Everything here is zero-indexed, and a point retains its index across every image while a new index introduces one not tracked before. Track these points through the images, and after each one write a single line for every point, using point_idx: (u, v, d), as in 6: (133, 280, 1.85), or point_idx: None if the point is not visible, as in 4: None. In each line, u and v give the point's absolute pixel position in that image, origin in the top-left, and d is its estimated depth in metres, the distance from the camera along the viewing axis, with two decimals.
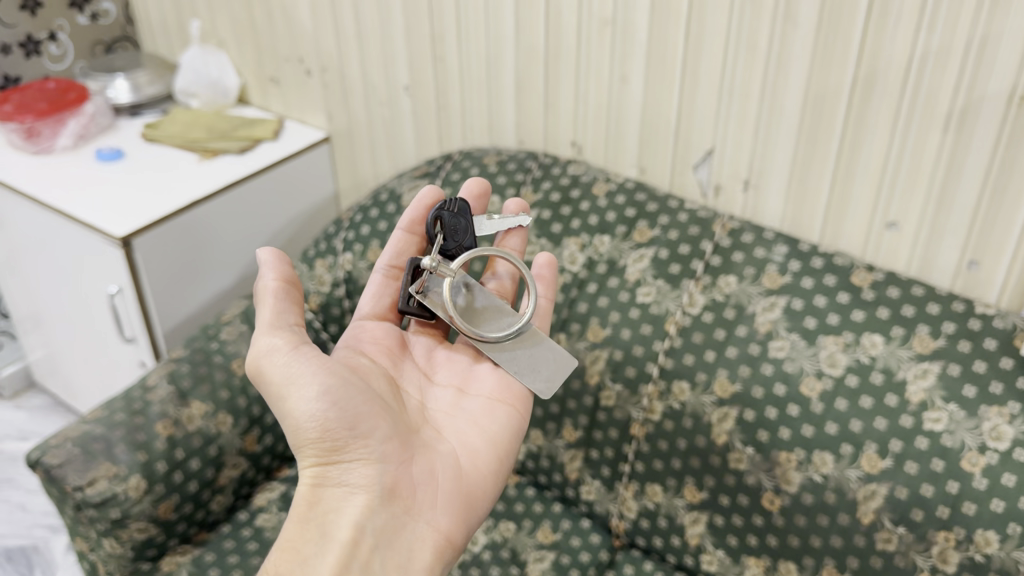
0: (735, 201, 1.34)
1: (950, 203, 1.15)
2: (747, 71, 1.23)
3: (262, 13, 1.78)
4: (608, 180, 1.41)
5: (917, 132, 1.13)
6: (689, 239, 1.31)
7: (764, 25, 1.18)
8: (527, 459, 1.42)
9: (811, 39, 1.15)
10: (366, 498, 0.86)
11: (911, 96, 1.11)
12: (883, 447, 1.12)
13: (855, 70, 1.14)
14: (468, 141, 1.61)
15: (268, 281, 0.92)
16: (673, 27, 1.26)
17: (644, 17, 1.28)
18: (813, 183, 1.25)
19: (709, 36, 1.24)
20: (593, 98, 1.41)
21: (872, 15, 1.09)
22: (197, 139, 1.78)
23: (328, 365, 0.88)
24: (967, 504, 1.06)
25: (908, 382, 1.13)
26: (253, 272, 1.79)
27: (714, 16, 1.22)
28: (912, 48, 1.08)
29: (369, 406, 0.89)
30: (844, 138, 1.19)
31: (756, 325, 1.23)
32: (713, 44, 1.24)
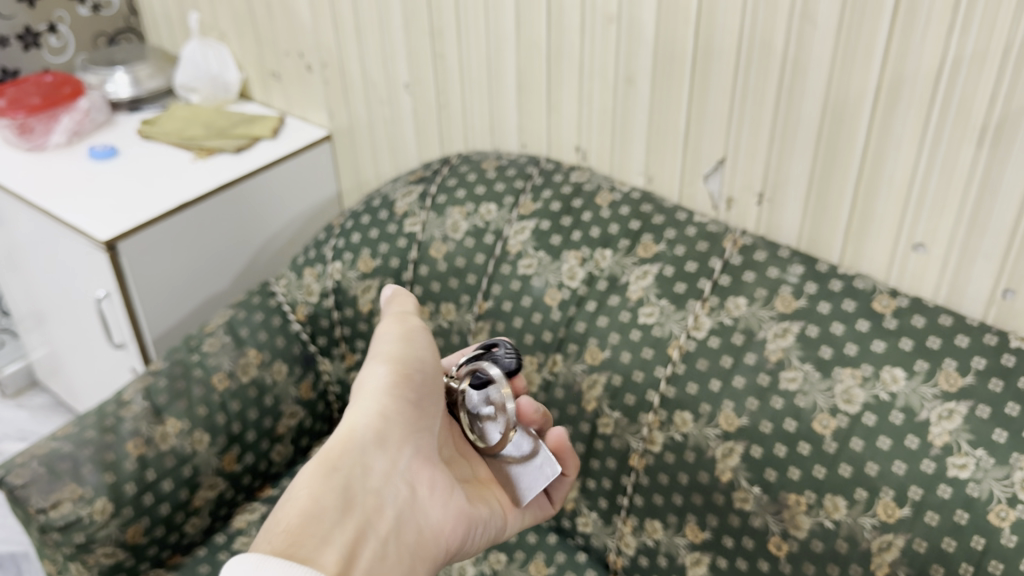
0: (748, 215, 1.23)
1: (984, 224, 1.03)
2: (761, 73, 1.12)
3: (261, 6, 1.70)
4: (613, 190, 1.32)
5: (948, 146, 1.01)
6: (696, 256, 1.21)
7: (778, 24, 1.08)
8: None
9: (831, 39, 1.04)
10: (392, 477, 0.78)
11: (944, 107, 1.00)
12: (901, 494, 1.02)
13: (881, 74, 1.03)
14: (470, 144, 1.53)
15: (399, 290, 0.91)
16: (683, 25, 1.16)
17: (651, 14, 1.18)
18: (833, 198, 1.14)
19: (720, 33, 1.13)
20: (597, 102, 1.31)
21: (899, 14, 0.98)
22: (194, 137, 1.71)
23: (435, 353, 0.87)
24: (993, 563, 0.95)
25: (931, 423, 1.02)
26: (251, 273, 1.73)
27: (725, 14, 1.11)
28: (947, 52, 0.97)
29: (430, 398, 0.85)
30: (867, 151, 1.08)
31: (767, 353, 1.13)
32: (724, 42, 1.13)
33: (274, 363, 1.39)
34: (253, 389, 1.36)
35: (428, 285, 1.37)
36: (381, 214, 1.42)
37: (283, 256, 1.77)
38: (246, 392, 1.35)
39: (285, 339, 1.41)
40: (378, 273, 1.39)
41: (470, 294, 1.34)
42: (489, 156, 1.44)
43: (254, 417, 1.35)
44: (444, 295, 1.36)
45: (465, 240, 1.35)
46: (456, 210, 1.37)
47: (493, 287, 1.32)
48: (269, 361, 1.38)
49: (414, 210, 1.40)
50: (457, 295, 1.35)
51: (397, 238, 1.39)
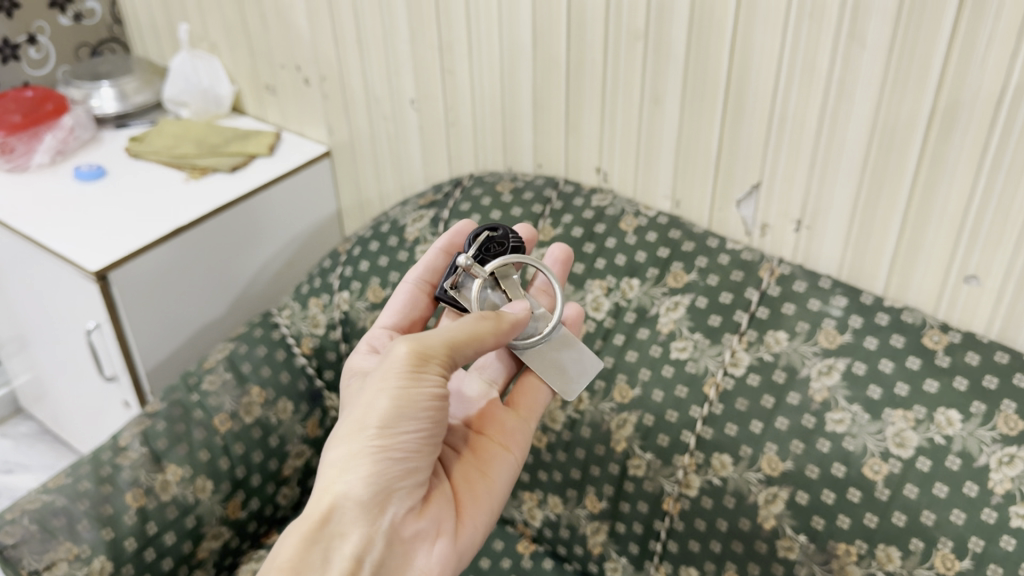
0: (785, 242, 1.16)
1: None
2: (803, 95, 1.05)
3: (255, 16, 1.62)
4: (638, 215, 1.25)
5: (1008, 176, 0.95)
6: (731, 287, 1.15)
7: (822, 45, 1.01)
8: (544, 527, 1.26)
9: (881, 62, 0.98)
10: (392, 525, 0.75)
11: (1004, 135, 0.93)
12: (960, 545, 0.96)
13: (935, 98, 0.96)
14: (481, 164, 1.45)
15: (406, 283, 0.97)
16: (717, 44, 1.09)
17: (681, 32, 1.11)
18: (877, 226, 1.07)
19: (758, 52, 1.06)
20: (620, 121, 1.24)
21: (958, 37, 0.91)
22: (185, 155, 1.62)
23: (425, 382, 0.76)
24: None
25: (991, 468, 0.96)
26: (247, 298, 1.64)
27: (763, 33, 1.04)
28: (1011, 78, 0.90)
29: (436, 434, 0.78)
30: (916, 178, 1.01)
31: (811, 393, 1.06)
32: (763, 62, 1.06)
33: (278, 401, 1.30)
34: (257, 430, 1.27)
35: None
36: (391, 240, 1.34)
37: (281, 279, 1.69)
38: (250, 433, 1.27)
39: (289, 374, 1.33)
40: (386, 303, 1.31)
41: None
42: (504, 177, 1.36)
43: (259, 459, 1.27)
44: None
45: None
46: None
47: None
48: (274, 399, 1.30)
49: (425, 236, 1.32)
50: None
51: (407, 266, 1.31)
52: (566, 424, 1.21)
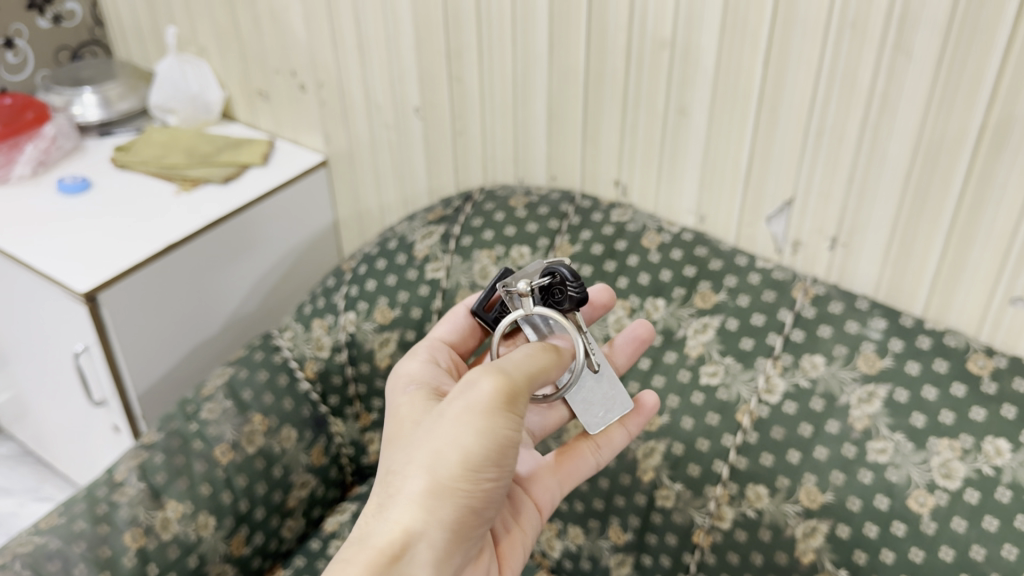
0: (819, 260, 1.11)
1: None
2: (842, 108, 1.00)
3: (247, 19, 1.54)
4: (661, 230, 1.20)
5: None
6: (763, 308, 1.10)
7: (863, 57, 0.96)
8: (564, 559, 1.20)
9: (929, 76, 0.93)
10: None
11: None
12: None
13: (986, 115, 0.91)
14: (490, 176, 1.40)
15: (412, 363, 0.85)
16: (749, 55, 1.03)
17: (711, 42, 1.05)
18: (917, 245, 1.03)
19: (794, 64, 1.01)
20: (642, 133, 1.19)
21: (1014, 51, 0.87)
22: (175, 166, 1.54)
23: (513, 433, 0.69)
24: None
25: None
26: (242, 314, 1.57)
27: (799, 45, 0.99)
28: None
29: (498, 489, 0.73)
30: (963, 196, 0.97)
31: (851, 421, 1.01)
32: (800, 74, 1.01)
33: (281, 429, 1.23)
34: (260, 460, 1.20)
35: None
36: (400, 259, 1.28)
37: (277, 294, 1.62)
38: (253, 464, 1.20)
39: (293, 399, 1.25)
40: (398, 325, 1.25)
41: None
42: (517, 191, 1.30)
43: (263, 491, 1.20)
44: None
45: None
46: (484, 254, 1.24)
47: None
48: (277, 426, 1.23)
49: (436, 254, 1.26)
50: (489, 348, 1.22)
51: (418, 285, 1.26)
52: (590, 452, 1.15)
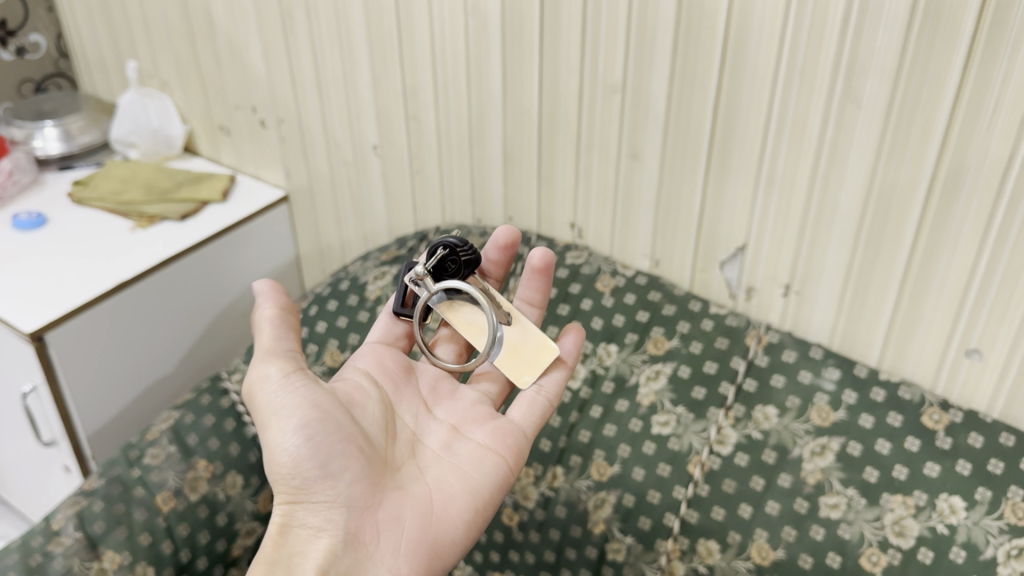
0: (772, 307, 1.09)
1: None
2: (792, 155, 0.98)
3: (208, 54, 1.52)
4: (615, 273, 1.18)
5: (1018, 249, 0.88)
6: (716, 356, 1.07)
7: (813, 102, 0.94)
8: None
9: (877, 124, 0.91)
10: (330, 541, 0.77)
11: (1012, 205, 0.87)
12: None
13: (936, 165, 0.89)
14: (448, 217, 1.38)
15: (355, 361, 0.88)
16: (699, 101, 1.02)
17: (663, 86, 1.04)
18: (871, 294, 1.00)
19: (744, 109, 0.99)
20: (596, 175, 1.17)
21: (963, 102, 0.85)
22: (132, 201, 1.52)
23: (310, 395, 0.79)
24: None
25: (998, 563, 0.88)
26: (202, 349, 1.54)
27: (749, 90, 0.98)
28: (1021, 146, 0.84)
29: (345, 444, 0.78)
30: (916, 246, 0.94)
31: (803, 475, 0.98)
32: (749, 119, 0.99)
33: (227, 475, 1.20)
34: (204, 509, 1.17)
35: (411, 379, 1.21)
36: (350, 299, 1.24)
37: (238, 330, 1.59)
38: (195, 512, 1.16)
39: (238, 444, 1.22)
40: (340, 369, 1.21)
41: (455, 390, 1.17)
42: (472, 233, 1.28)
43: (205, 540, 1.17)
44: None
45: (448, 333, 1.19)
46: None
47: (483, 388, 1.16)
48: (222, 472, 1.20)
49: (388, 296, 1.23)
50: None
51: (369, 327, 1.22)
52: (540, 502, 1.09)
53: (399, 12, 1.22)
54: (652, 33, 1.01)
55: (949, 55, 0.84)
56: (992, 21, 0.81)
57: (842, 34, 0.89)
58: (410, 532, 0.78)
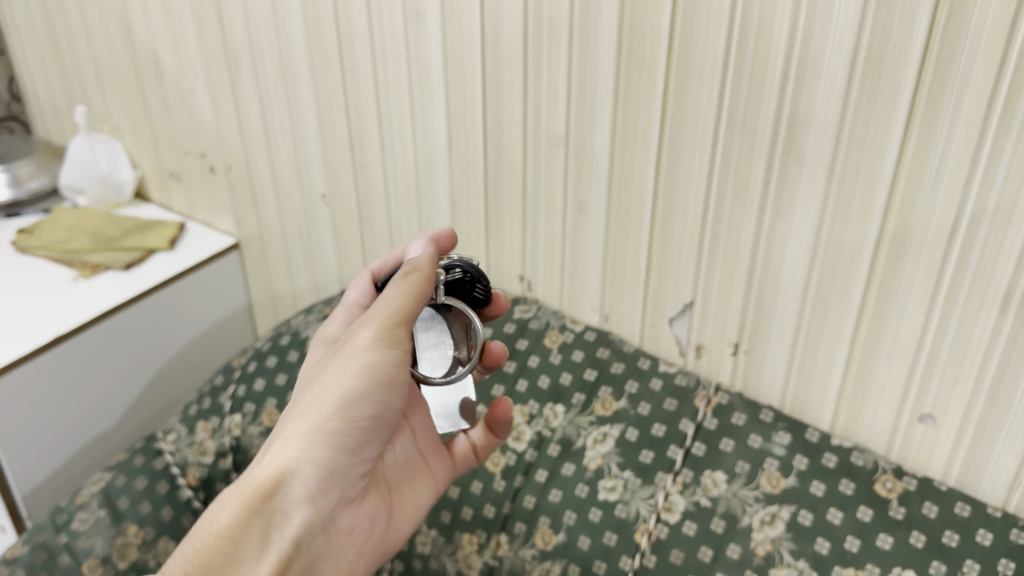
0: (722, 366, 1.06)
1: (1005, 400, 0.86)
2: (737, 211, 0.95)
3: (157, 99, 1.49)
4: (563, 329, 1.14)
5: (966, 314, 0.85)
6: (664, 418, 1.03)
7: (752, 161, 0.92)
8: None
9: (822, 181, 0.88)
10: (314, 513, 0.68)
11: (958, 268, 0.83)
12: None
13: (883, 224, 0.86)
14: None
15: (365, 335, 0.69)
16: (642, 155, 1.00)
17: (607, 141, 1.02)
18: (822, 355, 0.96)
19: (687, 162, 0.97)
20: (543, 228, 1.14)
21: (907, 161, 0.82)
22: (76, 250, 1.47)
23: (399, 383, 0.70)
24: None
25: None
26: (148, 399, 1.49)
27: (689, 148, 0.96)
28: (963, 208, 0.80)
29: (386, 433, 0.72)
30: (866, 308, 0.91)
31: (753, 545, 0.91)
32: (693, 173, 0.97)
33: (158, 542, 1.15)
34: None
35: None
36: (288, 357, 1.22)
37: (186, 380, 1.54)
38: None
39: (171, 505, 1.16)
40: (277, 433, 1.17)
41: None
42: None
43: None
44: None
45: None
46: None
47: None
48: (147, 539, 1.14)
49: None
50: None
51: None
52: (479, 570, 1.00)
53: (343, 58, 1.19)
54: (591, 90, 1.00)
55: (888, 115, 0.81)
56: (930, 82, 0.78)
57: (779, 93, 0.87)
58: (375, 533, 0.75)
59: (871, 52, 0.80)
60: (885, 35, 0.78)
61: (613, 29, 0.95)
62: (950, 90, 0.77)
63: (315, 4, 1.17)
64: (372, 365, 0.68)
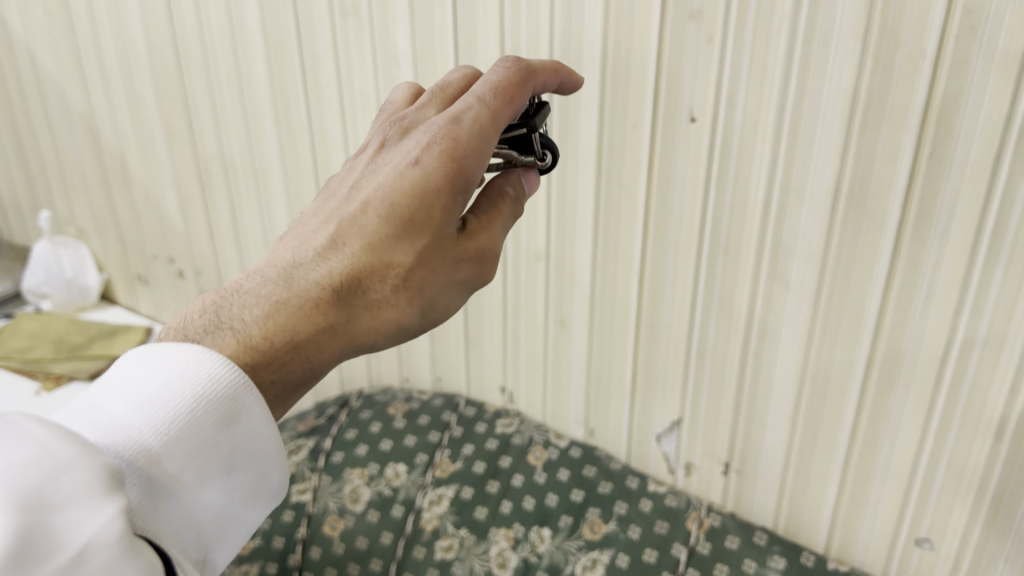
0: (713, 485, 1.03)
1: (1003, 529, 0.83)
2: (722, 330, 0.94)
3: (125, 204, 1.46)
4: (548, 445, 1.12)
5: (960, 442, 0.83)
6: (655, 542, 0.99)
7: (736, 283, 0.90)
8: None
9: (809, 306, 0.86)
10: None
11: (952, 396, 0.81)
12: None
13: (872, 349, 0.84)
14: (375, 377, 1.33)
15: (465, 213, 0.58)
16: (624, 275, 0.99)
17: (588, 257, 1.00)
18: (815, 475, 0.94)
19: (670, 281, 0.95)
20: (524, 339, 1.12)
21: (894, 287, 0.80)
22: (39, 359, 1.42)
23: None
24: None
25: None
26: None
27: (672, 267, 0.94)
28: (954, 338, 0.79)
29: None
30: (859, 431, 0.89)
31: None
32: (676, 291, 0.95)
33: None
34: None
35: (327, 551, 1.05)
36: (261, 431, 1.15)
37: None
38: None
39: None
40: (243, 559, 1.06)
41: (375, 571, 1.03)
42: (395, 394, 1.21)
43: None
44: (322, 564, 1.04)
45: (366, 512, 1.08)
46: (357, 473, 1.13)
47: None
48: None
49: (303, 473, 1.15)
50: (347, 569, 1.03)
51: (281, 512, 1.10)
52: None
53: (317, 167, 1.17)
54: (570, 208, 0.99)
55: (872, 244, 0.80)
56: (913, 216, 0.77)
57: (761, 218, 0.85)
58: None
59: (853, 183, 0.79)
60: (868, 165, 0.77)
61: (591, 150, 0.94)
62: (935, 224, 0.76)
63: (286, 114, 1.16)
64: (458, 257, 0.56)
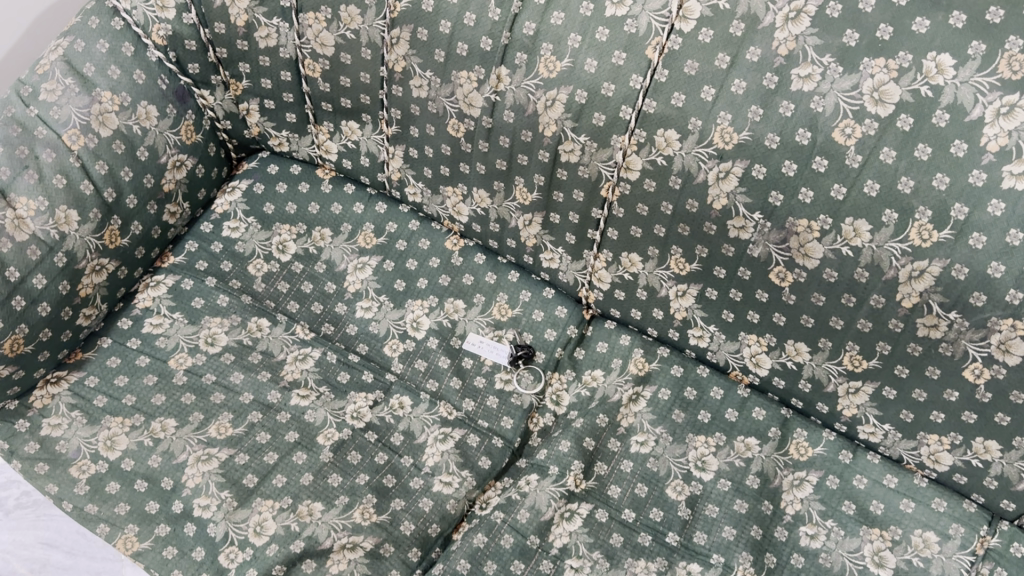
0: (653, 113, 1.01)
1: (658, 219, 1.08)
2: (673, 37, 0.97)
3: None
4: (491, 70, 1.07)
5: (785, 214, 0.98)
6: (447, 193, 1.25)
7: (630, 75, 1.00)
8: (326, 483, 1.09)
9: (713, 70, 0.96)
10: None
11: (912, 185, 0.90)
12: (693, 480, 1.10)
13: (584, 81, 1.02)
14: (287, 65, 1.21)
15: None
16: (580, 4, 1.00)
17: (462, 46, 1.07)
18: (679, 248, 1.09)
19: (615, 22, 0.99)
20: (448, 124, 1.16)
21: (590, 37, 1.00)
22: None
23: None
24: (729, 520, 1.06)
25: (621, 405, 1.16)
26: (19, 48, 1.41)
27: (520, 59, 1.05)
28: (923, 115, 0.87)
29: None
30: (706, 221, 1.04)
31: (598, 347, 1.21)
32: (615, 34, 0.99)
33: None
34: (33, 444, 1.11)
35: (257, 298, 1.26)
36: (179, 175, 1.27)
37: None
38: (23, 449, 1.10)
39: (69, 358, 1.19)
40: (182, 301, 1.25)
41: (306, 320, 1.25)
42: (293, 155, 1.35)
43: None
44: (259, 312, 1.24)
45: (291, 263, 1.29)
46: (284, 228, 1.32)
47: (344, 326, 1.24)
48: (34, 390, 1.15)
49: (235, 214, 1.33)
50: (278, 320, 1.24)
51: None
52: (507, 449, 1.14)
53: None
54: (403, 2, 1.08)
55: (871, 85, 0.89)
56: (741, 35, 0.93)
57: (580, 29, 1.01)
58: None
59: None
60: None
61: None
62: (873, 31, 0.87)
63: None
64: None
